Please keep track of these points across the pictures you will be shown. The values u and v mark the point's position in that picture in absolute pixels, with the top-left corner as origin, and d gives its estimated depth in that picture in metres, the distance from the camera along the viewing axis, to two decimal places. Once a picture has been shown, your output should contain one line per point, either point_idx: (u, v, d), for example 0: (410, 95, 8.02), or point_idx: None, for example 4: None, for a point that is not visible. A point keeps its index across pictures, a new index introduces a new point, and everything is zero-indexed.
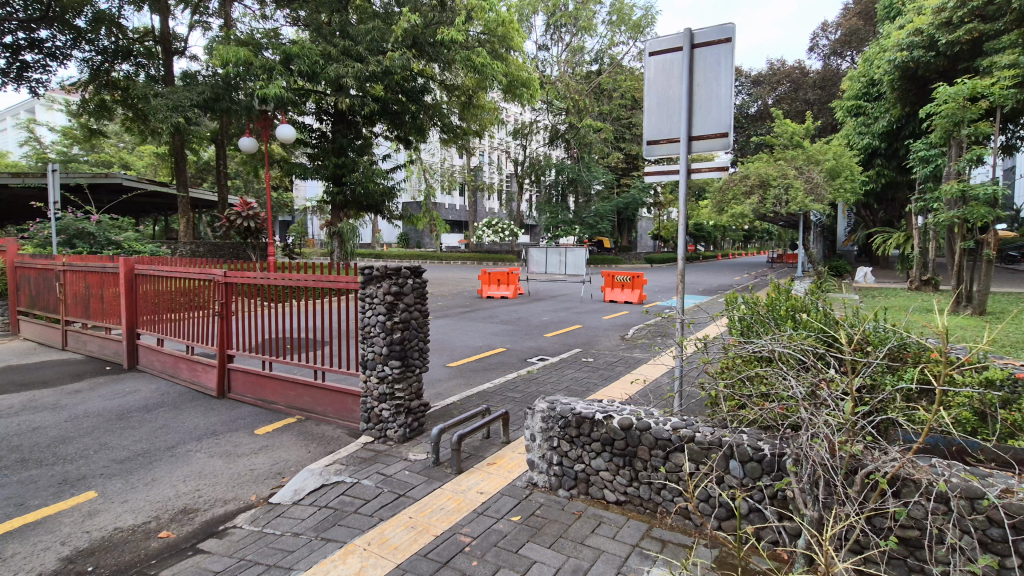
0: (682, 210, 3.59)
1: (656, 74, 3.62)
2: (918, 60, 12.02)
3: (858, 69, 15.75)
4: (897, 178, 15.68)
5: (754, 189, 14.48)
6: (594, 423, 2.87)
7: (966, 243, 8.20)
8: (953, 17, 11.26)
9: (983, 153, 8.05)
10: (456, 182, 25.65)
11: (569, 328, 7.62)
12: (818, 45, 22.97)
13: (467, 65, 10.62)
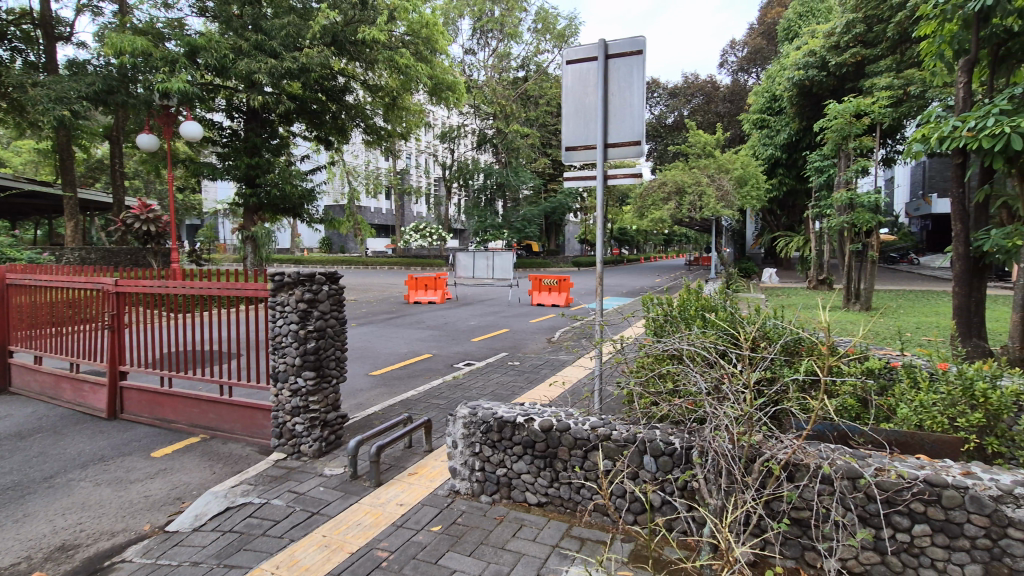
0: (600, 215, 3.68)
1: (573, 83, 3.70)
2: (812, 79, 13.18)
3: (762, 85, 17.03)
4: (797, 187, 17.09)
5: (670, 196, 15.27)
6: (515, 426, 2.88)
7: (855, 246, 9.06)
8: (840, 41, 12.50)
9: (866, 165, 8.96)
10: (382, 186, 25.05)
11: (495, 332, 7.64)
12: (727, 61, 24.64)
13: (390, 65, 10.40)
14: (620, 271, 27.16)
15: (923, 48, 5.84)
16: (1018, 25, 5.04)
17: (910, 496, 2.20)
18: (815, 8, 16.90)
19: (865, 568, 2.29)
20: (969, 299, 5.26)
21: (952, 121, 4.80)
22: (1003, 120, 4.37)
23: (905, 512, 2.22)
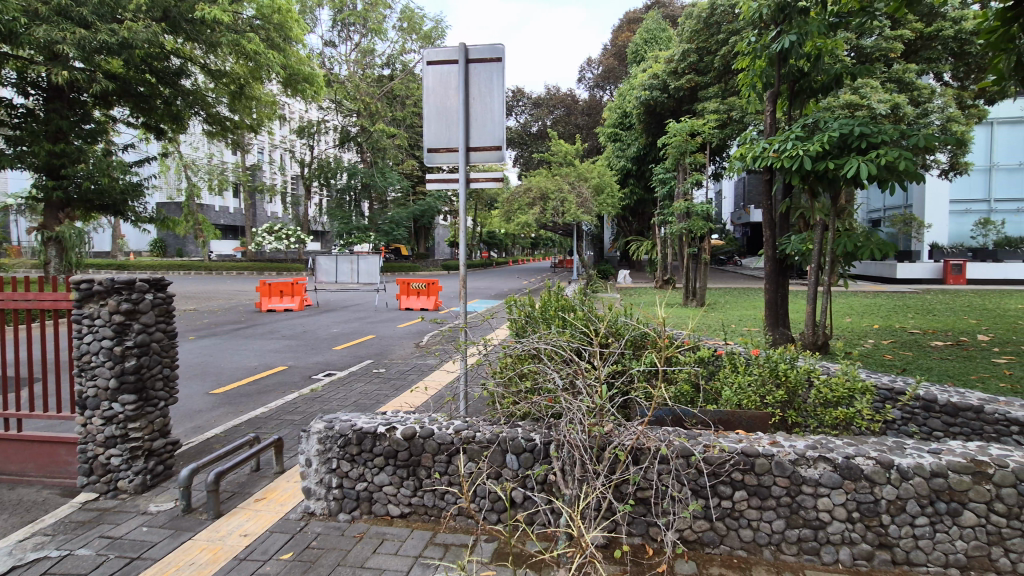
0: (463, 218, 3.67)
1: (434, 85, 3.65)
2: (656, 99, 14.69)
3: (614, 102, 18.58)
4: (645, 196, 18.91)
5: (535, 201, 15.97)
6: (376, 437, 2.76)
7: (691, 250, 10.24)
8: (678, 68, 14.08)
9: (699, 179, 10.18)
10: (228, 182, 22.68)
11: (360, 339, 7.30)
12: (585, 77, 26.52)
13: (236, 50, 9.48)
14: (486, 270, 32.47)
15: (740, 78, 6.80)
16: (808, 66, 6.11)
17: (731, 468, 2.53)
18: (658, 36, 18.87)
19: (697, 535, 2.58)
20: (776, 294, 6.22)
21: (761, 143, 5.65)
22: (798, 144, 5.25)
23: (728, 481, 2.54)
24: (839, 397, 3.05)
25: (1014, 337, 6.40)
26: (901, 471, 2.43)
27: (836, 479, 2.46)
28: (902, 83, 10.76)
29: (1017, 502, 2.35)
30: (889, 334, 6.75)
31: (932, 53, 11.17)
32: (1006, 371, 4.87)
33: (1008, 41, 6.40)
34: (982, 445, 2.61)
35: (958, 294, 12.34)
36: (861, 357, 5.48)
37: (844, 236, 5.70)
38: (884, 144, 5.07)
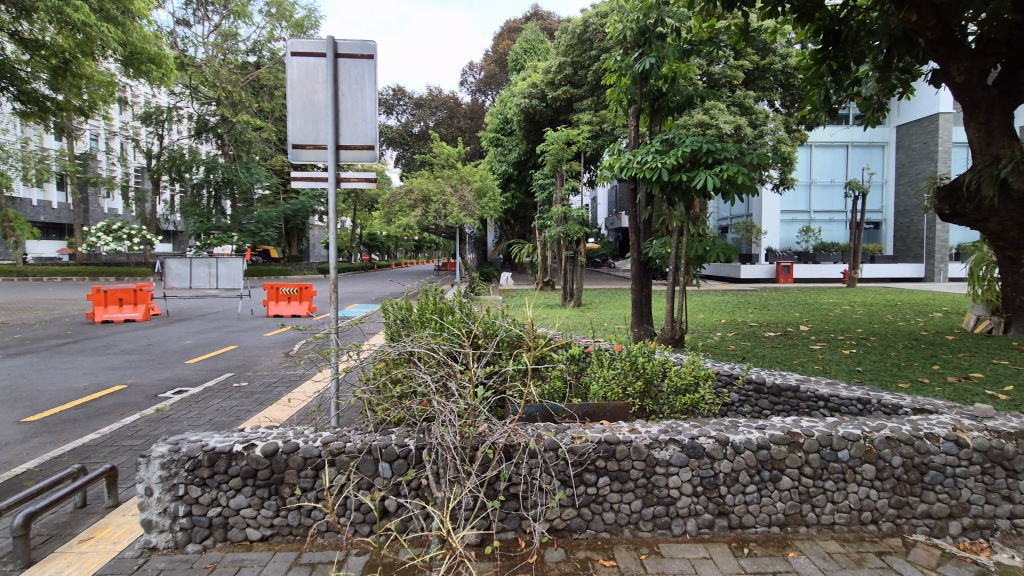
0: (332, 219, 3.48)
1: (298, 76, 3.42)
2: (535, 107, 15.27)
3: (495, 107, 18.98)
4: (525, 201, 19.54)
5: (417, 203, 15.76)
6: (231, 456, 2.53)
7: (567, 253, 10.78)
8: (554, 79, 14.77)
9: (574, 186, 10.71)
10: (50, 172, 19.32)
11: (219, 350, 6.64)
12: (466, 80, 26.76)
13: (58, 19, 8.12)
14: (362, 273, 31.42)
15: (608, 93, 7.34)
16: (665, 86, 6.77)
17: (595, 456, 2.70)
18: (536, 47, 19.64)
19: (566, 523, 2.72)
20: (641, 294, 6.80)
21: (626, 154, 6.14)
22: (657, 157, 5.79)
23: (592, 470, 2.72)
24: (687, 384, 3.41)
25: (826, 327, 7.63)
26: (735, 447, 2.77)
27: (683, 459, 2.74)
28: (744, 107, 12.27)
29: (821, 465, 2.80)
30: (733, 327, 7.69)
31: (766, 83, 12.94)
32: (821, 355, 5.80)
33: (819, 78, 7.64)
34: (798, 420, 3.07)
35: (787, 292, 14.39)
36: (711, 349, 6.17)
37: (696, 241, 6.39)
38: (727, 160, 5.77)
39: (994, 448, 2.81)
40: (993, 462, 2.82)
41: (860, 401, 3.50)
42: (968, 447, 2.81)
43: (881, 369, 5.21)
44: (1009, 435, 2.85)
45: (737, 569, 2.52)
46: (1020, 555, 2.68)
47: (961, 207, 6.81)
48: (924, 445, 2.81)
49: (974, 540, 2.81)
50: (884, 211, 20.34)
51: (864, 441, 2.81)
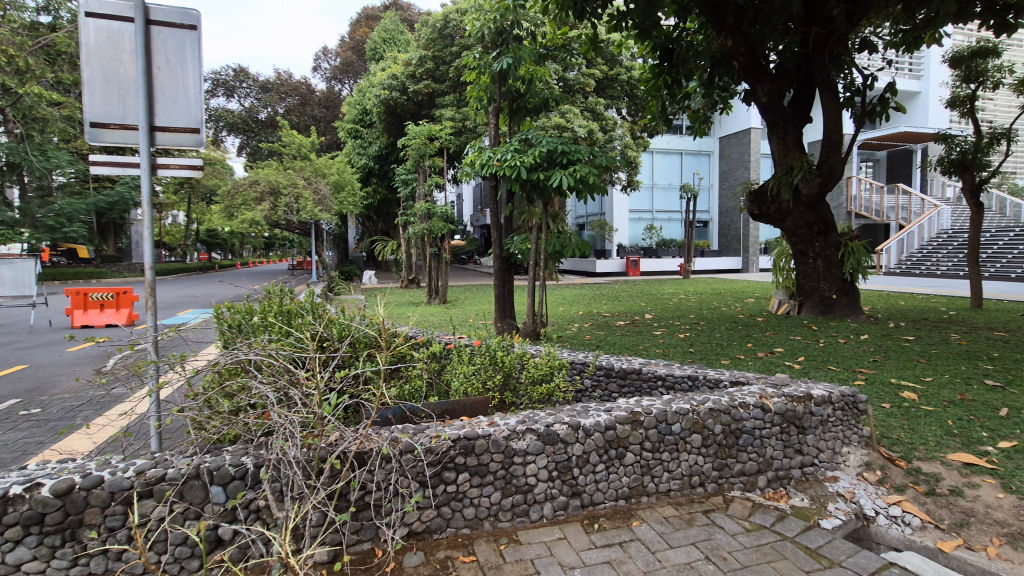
0: (147, 208, 2.89)
1: (94, 39, 2.82)
2: (396, 101, 14.87)
3: (353, 97, 18.10)
4: (388, 196, 18.94)
5: (264, 195, 14.44)
6: (6, 501, 2.06)
7: (431, 250, 10.65)
8: (415, 72, 14.54)
9: (437, 182, 10.61)
10: None
11: (1, 372, 5.42)
12: (320, 67, 25.21)
13: None
14: (202, 274, 28.01)
15: (468, 90, 7.37)
16: (523, 87, 6.99)
17: (454, 454, 2.68)
18: (395, 38, 19.16)
19: (425, 524, 2.66)
20: (503, 289, 6.92)
21: (487, 152, 6.23)
22: (516, 156, 5.95)
23: (452, 467, 2.69)
24: (544, 374, 3.54)
25: (666, 315, 8.51)
26: (585, 430, 2.94)
27: (539, 447, 2.84)
28: (595, 113, 13.16)
29: (658, 440, 3.09)
30: (589, 318, 8.23)
31: (614, 92, 14.05)
32: (662, 340, 6.44)
33: (657, 90, 8.55)
34: (641, 400, 3.35)
35: (634, 284, 15.83)
36: (568, 339, 6.51)
37: (552, 238, 6.71)
38: (579, 161, 6.11)
39: (789, 410, 3.35)
40: (789, 422, 3.35)
41: (690, 378, 3.93)
42: (771, 411, 3.30)
43: (707, 349, 5.93)
44: (799, 399, 3.41)
45: (588, 545, 2.67)
46: (808, 497, 3.23)
47: (766, 208, 8.08)
48: (738, 413, 3.24)
49: (777, 489, 3.31)
50: (711, 212, 23.36)
51: (693, 414, 3.16)
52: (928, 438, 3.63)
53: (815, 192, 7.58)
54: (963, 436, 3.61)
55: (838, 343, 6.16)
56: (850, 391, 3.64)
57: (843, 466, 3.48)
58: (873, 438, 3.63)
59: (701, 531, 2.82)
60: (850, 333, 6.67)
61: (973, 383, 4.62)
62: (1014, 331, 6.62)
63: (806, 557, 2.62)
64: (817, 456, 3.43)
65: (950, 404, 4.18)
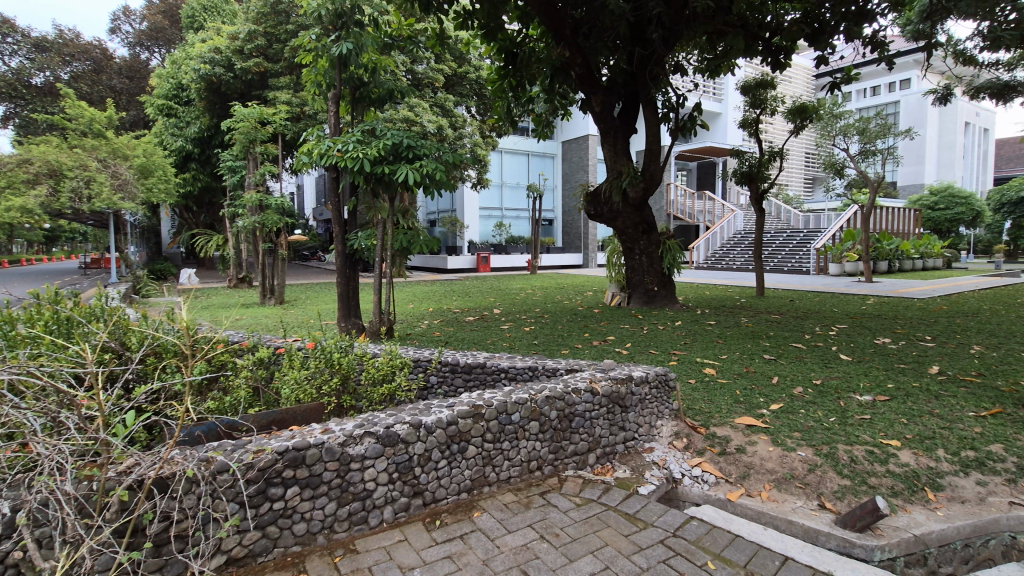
0: None
1: None
2: (219, 77, 13.27)
3: (165, 69, 15.77)
4: (212, 184, 16.85)
5: (41, 177, 12.05)
6: None
7: (265, 246, 9.69)
8: (244, 47, 13.19)
9: (270, 171, 9.67)
10: None
11: None
12: (121, 29, 21.52)
13: None
14: None
15: (304, 73, 6.83)
16: (366, 76, 6.68)
17: (280, 467, 2.48)
18: (219, 7, 17.17)
19: (247, 549, 2.42)
20: (347, 286, 6.58)
21: (327, 140, 5.85)
22: (358, 147, 5.68)
23: (278, 482, 2.49)
24: (384, 374, 3.44)
25: (512, 309, 8.86)
26: (426, 428, 2.92)
27: (378, 449, 2.75)
28: (444, 109, 13.14)
29: (499, 430, 3.19)
30: (439, 315, 8.23)
31: (463, 89, 14.20)
32: (510, 334, 6.68)
33: (502, 91, 8.83)
34: (483, 393, 3.43)
35: (484, 280, 16.20)
36: (416, 337, 6.41)
37: (400, 234, 6.56)
38: (426, 156, 6.01)
39: (614, 392, 3.70)
40: (613, 403, 3.69)
41: (530, 368, 4.13)
42: (599, 394, 3.62)
43: (550, 341, 6.30)
44: (622, 380, 3.78)
45: (429, 543, 2.66)
46: (630, 469, 3.61)
47: (601, 209, 8.84)
48: (570, 398, 3.49)
49: (605, 464, 3.64)
50: (556, 211, 24.89)
51: (530, 403, 3.32)
52: (722, 407, 4.27)
53: (639, 196, 8.46)
54: (747, 402, 4.33)
55: (658, 329, 7.01)
56: (662, 371, 4.14)
57: (658, 437, 3.94)
58: (681, 410, 4.17)
59: (537, 513, 2.97)
60: (668, 320, 7.61)
61: (755, 357, 5.58)
62: (785, 314, 8.14)
63: (625, 522, 2.92)
64: (637, 431, 3.84)
65: (739, 376, 5.01)
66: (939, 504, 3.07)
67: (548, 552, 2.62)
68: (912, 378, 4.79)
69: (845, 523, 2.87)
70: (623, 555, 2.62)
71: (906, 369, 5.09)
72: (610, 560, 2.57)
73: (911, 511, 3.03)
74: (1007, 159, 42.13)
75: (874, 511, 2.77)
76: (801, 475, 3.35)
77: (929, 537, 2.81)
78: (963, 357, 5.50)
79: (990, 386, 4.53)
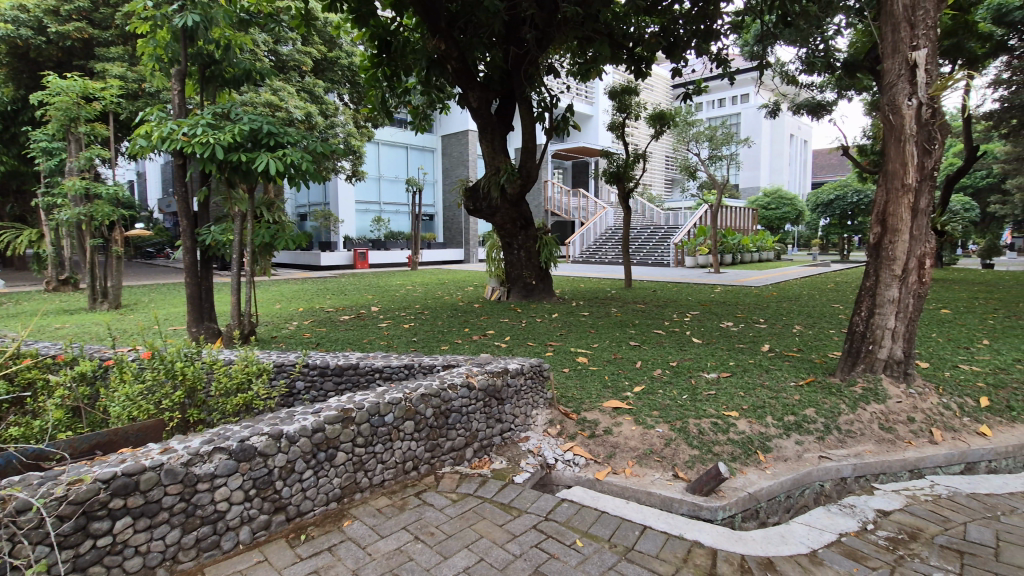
0: None
1: None
2: (26, 41, 11.18)
3: None
4: (22, 169, 14.18)
5: None
6: None
7: (94, 241, 8.39)
8: (61, 8, 11.28)
9: (99, 155, 8.36)
10: None
11: None
12: None
13: None
14: None
15: (139, 44, 5.97)
16: (217, 53, 6.00)
17: (106, 498, 2.16)
18: None
19: None
20: (198, 287, 5.92)
21: (170, 122, 5.15)
22: (208, 131, 5.08)
23: (103, 515, 2.16)
24: (238, 383, 3.13)
25: (390, 306, 8.63)
26: (288, 438, 2.71)
27: (231, 466, 2.50)
28: (313, 95, 12.34)
29: (371, 433, 3.06)
30: (309, 315, 7.75)
31: (334, 75, 13.43)
32: (387, 332, 6.49)
33: (375, 81, 8.51)
34: (354, 395, 3.27)
35: (361, 277, 15.57)
36: (282, 340, 5.95)
37: (261, 228, 6.02)
38: (289, 145, 5.57)
39: (490, 385, 3.74)
40: (489, 396, 3.73)
41: (406, 367, 4.04)
42: (475, 388, 3.63)
43: (429, 337, 6.23)
44: (498, 373, 3.84)
45: (293, 560, 2.48)
46: (506, 459, 3.69)
47: (479, 204, 8.92)
48: (446, 394, 3.45)
49: (481, 457, 3.68)
50: (436, 206, 24.67)
51: (404, 402, 3.23)
52: (592, 392, 4.53)
53: (517, 192, 8.65)
54: (613, 387, 4.65)
55: (535, 322, 7.25)
56: (537, 362, 4.28)
57: (533, 426, 4.07)
58: (555, 398, 4.34)
59: (411, 514, 2.91)
60: (545, 313, 7.91)
61: (622, 344, 6.02)
62: (649, 304, 8.89)
63: (500, 512, 2.97)
64: (512, 422, 3.93)
65: (607, 362, 5.36)
66: (767, 464, 3.55)
67: (423, 552, 2.57)
68: (749, 356, 5.49)
69: (695, 489, 3.19)
70: (497, 545, 2.66)
71: (744, 348, 5.82)
72: (484, 552, 2.60)
73: (747, 472, 3.46)
74: (820, 168, 50.08)
75: (717, 476, 3.11)
76: (658, 449, 3.66)
77: (760, 494, 3.22)
78: (787, 335, 6.44)
79: (806, 359, 5.34)
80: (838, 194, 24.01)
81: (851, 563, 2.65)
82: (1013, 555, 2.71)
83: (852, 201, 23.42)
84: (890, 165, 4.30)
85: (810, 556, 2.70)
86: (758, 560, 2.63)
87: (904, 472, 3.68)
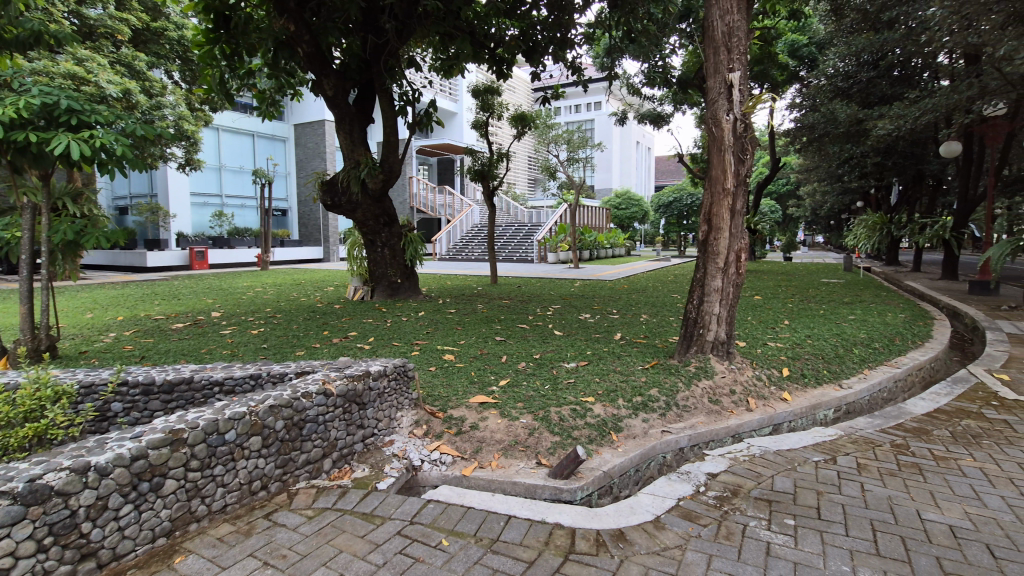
0: None
1: None
2: None
3: None
4: None
5: None
6: None
7: None
8: None
9: None
10: None
11: None
12: None
13: None
14: None
15: None
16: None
17: None
18: None
19: None
20: None
21: None
22: None
23: None
24: (25, 413, 2.59)
25: (236, 311, 7.78)
26: (98, 470, 2.30)
27: (16, 513, 2.06)
28: (132, 69, 10.67)
29: (208, 454, 2.72)
30: (131, 324, 6.68)
31: (160, 49, 11.58)
32: (230, 339, 5.85)
33: (212, 59, 7.53)
34: (187, 412, 2.89)
35: (201, 278, 13.86)
36: (94, 355, 5.05)
37: (62, 222, 5.02)
38: (98, 125, 4.70)
39: (350, 390, 3.54)
40: (349, 401, 3.54)
41: (251, 377, 3.67)
42: (333, 395, 3.41)
43: (282, 343, 5.74)
44: (358, 377, 3.65)
45: None
46: (368, 467, 3.54)
47: (338, 199, 8.43)
48: (300, 403, 3.19)
49: (342, 467, 3.49)
50: (290, 201, 22.87)
51: (250, 416, 2.93)
52: (458, 389, 4.53)
53: (379, 187, 8.35)
54: (480, 382, 4.70)
55: (400, 321, 7.06)
56: (401, 362, 4.15)
57: (398, 429, 3.96)
58: (421, 399, 4.25)
59: (259, 538, 2.64)
60: (411, 312, 7.73)
61: (488, 340, 6.12)
62: (514, 299, 9.16)
63: (361, 522, 2.83)
64: (375, 426, 3.78)
65: (473, 358, 5.40)
66: (619, 443, 3.85)
67: None
68: (603, 344, 5.93)
69: (556, 474, 3.35)
70: (359, 557, 2.53)
71: (599, 337, 6.27)
72: (344, 566, 2.45)
73: (602, 452, 3.71)
74: (661, 173, 55.95)
75: (575, 459, 3.30)
76: (523, 439, 3.78)
77: (613, 471, 3.48)
78: (635, 324, 7.09)
79: (651, 344, 5.92)
80: (675, 197, 27.07)
81: (688, 523, 2.98)
82: (806, 497, 3.27)
83: (686, 203, 26.54)
84: (714, 172, 4.91)
85: (654, 522, 2.99)
86: (611, 533, 2.83)
87: (727, 438, 4.25)
